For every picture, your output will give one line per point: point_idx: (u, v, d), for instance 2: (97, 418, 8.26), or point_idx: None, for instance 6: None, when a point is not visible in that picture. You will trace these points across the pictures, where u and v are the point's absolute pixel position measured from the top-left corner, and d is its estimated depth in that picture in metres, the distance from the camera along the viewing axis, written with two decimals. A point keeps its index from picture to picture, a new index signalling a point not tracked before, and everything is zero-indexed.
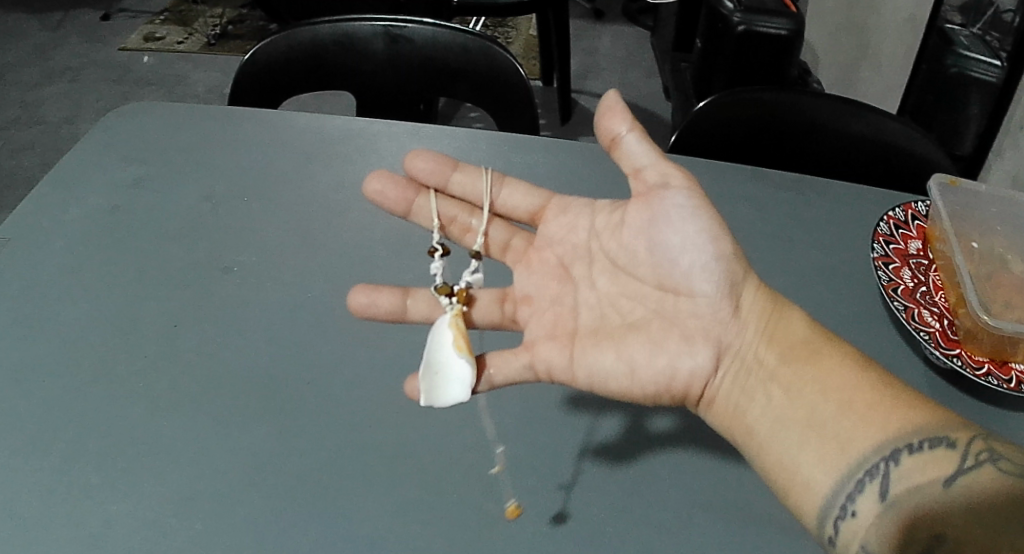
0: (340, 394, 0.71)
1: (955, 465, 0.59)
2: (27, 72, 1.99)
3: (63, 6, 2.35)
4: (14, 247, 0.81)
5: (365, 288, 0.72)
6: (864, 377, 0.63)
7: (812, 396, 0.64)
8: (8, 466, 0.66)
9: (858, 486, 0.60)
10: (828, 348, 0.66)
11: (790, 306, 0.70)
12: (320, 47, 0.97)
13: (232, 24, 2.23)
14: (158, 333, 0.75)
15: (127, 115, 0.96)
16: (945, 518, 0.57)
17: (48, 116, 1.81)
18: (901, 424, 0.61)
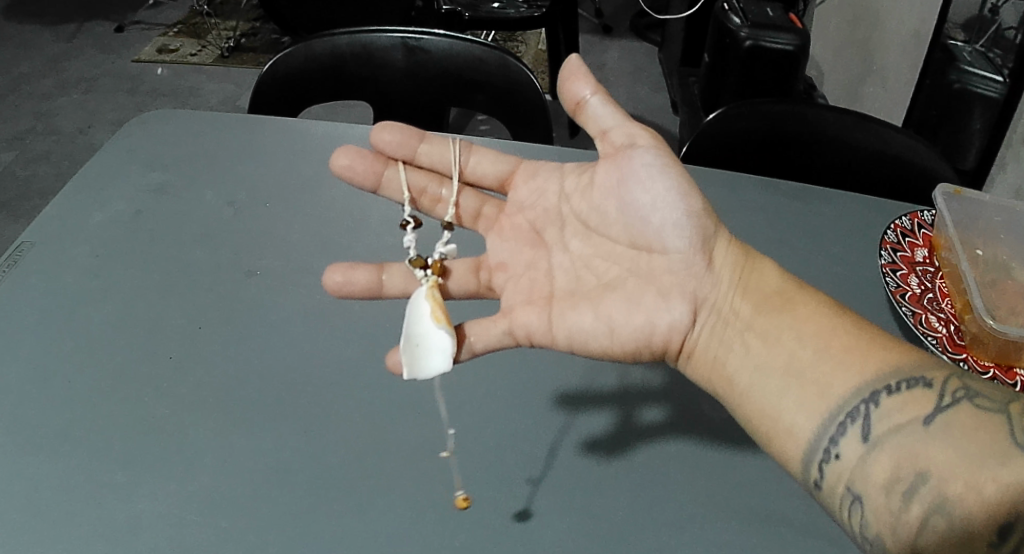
0: (361, 397, 0.73)
1: (933, 403, 0.58)
2: (42, 83, 2.02)
3: (77, 18, 2.38)
4: (42, 250, 0.83)
5: (339, 267, 0.71)
6: (837, 325, 0.64)
7: (788, 343, 0.64)
8: (37, 465, 0.67)
9: (839, 430, 0.60)
10: (802, 297, 0.66)
11: (765, 259, 0.71)
12: (339, 57, 0.99)
13: (245, 37, 2.26)
14: (183, 334, 0.76)
15: (149, 122, 0.97)
16: (926, 454, 0.56)
17: (62, 127, 1.83)
18: (875, 367, 0.61)
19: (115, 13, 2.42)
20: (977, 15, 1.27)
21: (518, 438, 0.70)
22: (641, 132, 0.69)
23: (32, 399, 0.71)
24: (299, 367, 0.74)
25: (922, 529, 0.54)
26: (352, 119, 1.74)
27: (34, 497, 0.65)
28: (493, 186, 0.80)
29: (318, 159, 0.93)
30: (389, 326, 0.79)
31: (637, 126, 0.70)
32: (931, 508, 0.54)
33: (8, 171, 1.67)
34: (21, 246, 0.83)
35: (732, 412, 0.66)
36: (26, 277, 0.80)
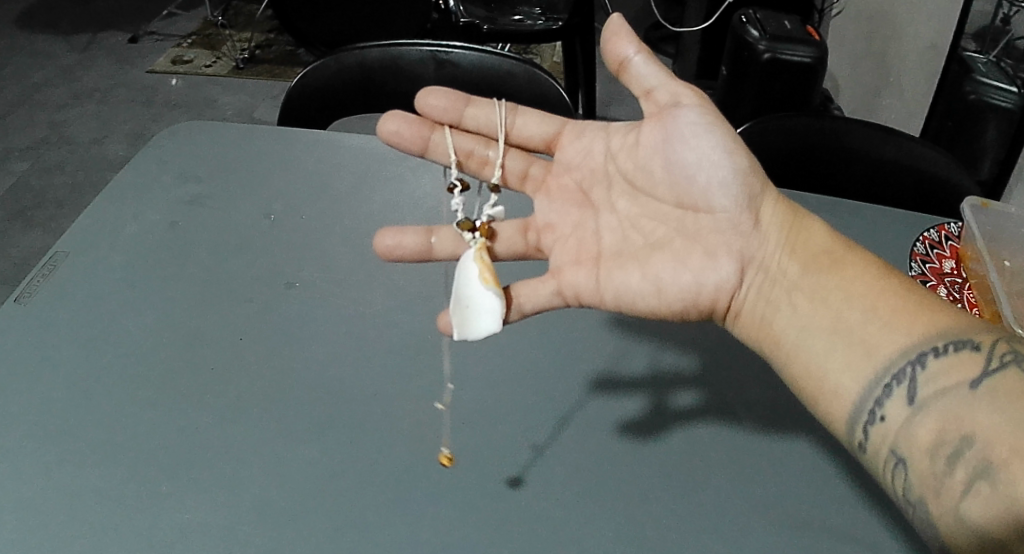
0: (406, 405, 0.72)
1: (980, 367, 0.57)
2: (56, 93, 2.02)
3: (91, 29, 2.38)
4: (78, 260, 0.83)
5: (389, 231, 0.72)
6: (886, 287, 0.64)
7: (835, 302, 0.64)
8: (82, 476, 0.67)
9: (886, 391, 0.60)
10: (850, 259, 0.66)
11: (814, 223, 0.70)
12: (369, 70, 0.99)
13: (260, 49, 2.26)
14: (225, 346, 0.76)
15: (183, 133, 0.97)
16: (971, 418, 0.55)
17: (77, 137, 1.82)
18: (924, 329, 0.61)
19: (130, 24, 2.42)
20: (990, 26, 1.30)
21: (563, 444, 0.69)
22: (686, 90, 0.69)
23: (73, 409, 0.71)
24: (343, 378, 0.74)
25: (965, 493, 0.54)
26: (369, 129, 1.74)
27: (76, 508, 0.65)
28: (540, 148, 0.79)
29: (353, 172, 0.92)
30: (431, 337, 0.78)
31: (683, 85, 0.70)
32: (975, 472, 0.54)
33: (22, 180, 1.67)
34: (55, 255, 0.83)
35: (779, 369, 0.66)
36: (64, 287, 0.80)
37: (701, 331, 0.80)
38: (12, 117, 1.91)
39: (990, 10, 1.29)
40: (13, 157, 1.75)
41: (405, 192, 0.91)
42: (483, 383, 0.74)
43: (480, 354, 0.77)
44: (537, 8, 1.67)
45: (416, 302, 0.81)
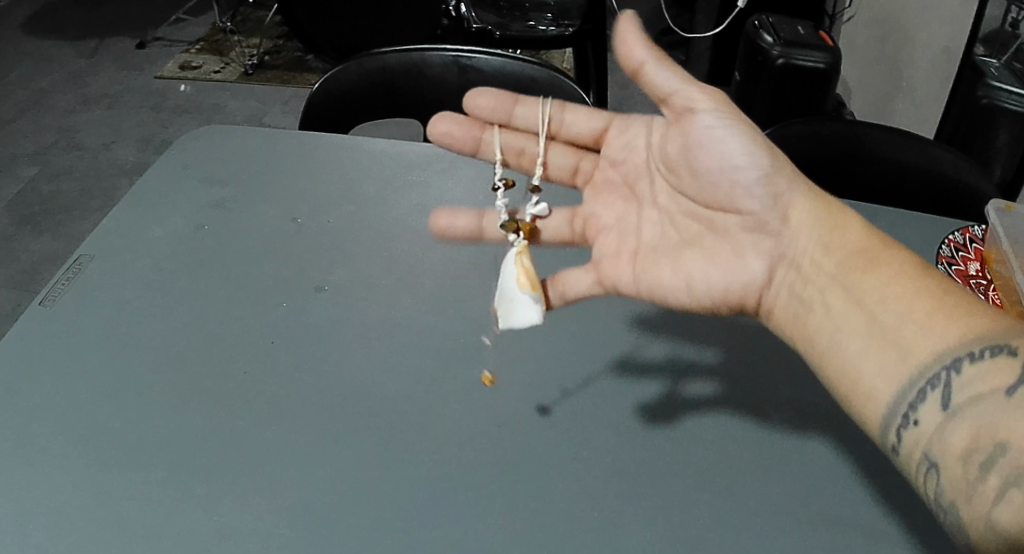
0: (443, 408, 0.71)
1: (1018, 375, 0.54)
2: (63, 98, 2.01)
3: (98, 34, 2.37)
4: (103, 263, 0.82)
5: (443, 212, 0.77)
6: (922, 287, 0.61)
7: (867, 303, 0.62)
8: (114, 480, 0.66)
9: (919, 395, 0.58)
10: (884, 258, 0.64)
11: (846, 219, 0.67)
12: (390, 75, 0.99)
13: (268, 55, 2.26)
14: (256, 351, 0.75)
15: (205, 135, 0.97)
16: (1008, 428, 0.52)
17: (85, 142, 1.81)
18: (960, 332, 0.58)
19: (137, 29, 2.41)
20: (1000, 30, 1.31)
21: (602, 448, 0.68)
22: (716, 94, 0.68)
23: (102, 414, 0.70)
24: (377, 383, 0.73)
25: (998, 503, 0.51)
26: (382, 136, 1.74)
27: (108, 514, 0.64)
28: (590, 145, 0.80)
29: (378, 176, 0.92)
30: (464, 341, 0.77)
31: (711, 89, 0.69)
32: (1010, 481, 0.51)
33: (31, 186, 1.66)
34: (80, 259, 0.82)
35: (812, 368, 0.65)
36: (90, 291, 0.79)
37: (735, 333, 0.79)
38: (18, 122, 1.90)
39: (1000, 15, 1.31)
40: (20, 163, 1.74)
41: (431, 196, 0.90)
42: (518, 387, 0.73)
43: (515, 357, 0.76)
44: (548, 14, 1.67)
45: (447, 305, 0.80)
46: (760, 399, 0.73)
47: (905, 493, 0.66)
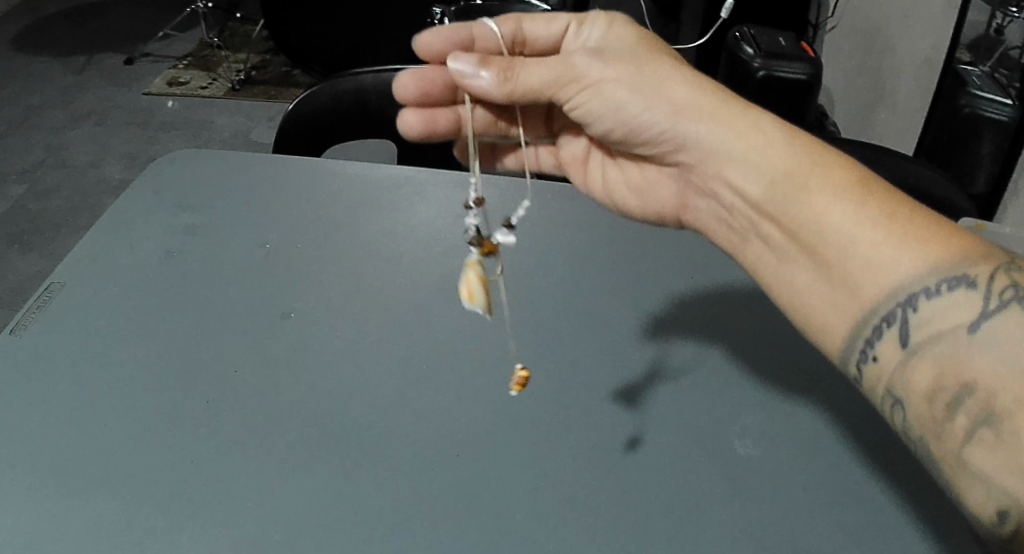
0: (403, 432, 0.71)
1: (978, 310, 0.51)
2: (52, 115, 2.03)
3: (86, 50, 2.40)
4: (73, 292, 0.83)
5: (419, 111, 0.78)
6: (859, 217, 0.57)
7: (806, 238, 0.60)
8: (75, 512, 0.66)
9: (877, 332, 0.57)
10: (816, 184, 0.60)
11: (773, 142, 0.64)
12: (364, 96, 1.00)
13: (256, 70, 2.29)
14: (219, 379, 0.75)
15: (176, 161, 0.98)
16: (971, 365, 0.50)
17: (73, 159, 1.84)
18: (910, 265, 0.55)
19: (123, 45, 2.44)
20: (984, 35, 1.29)
21: (561, 471, 0.68)
22: (595, 64, 0.70)
23: (68, 442, 0.71)
24: (339, 410, 0.73)
25: (967, 446, 0.50)
26: None
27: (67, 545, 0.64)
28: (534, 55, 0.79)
29: (348, 198, 0.92)
30: (427, 365, 0.77)
31: (582, 60, 0.70)
32: (979, 420, 0.49)
33: (19, 204, 1.68)
34: (51, 286, 0.83)
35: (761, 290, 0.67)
36: (60, 319, 0.80)
37: (698, 355, 0.79)
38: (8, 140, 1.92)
39: (985, 21, 1.28)
40: (11, 181, 1.76)
41: (400, 218, 0.91)
42: (479, 412, 0.73)
43: (478, 381, 0.76)
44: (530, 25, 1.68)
45: (411, 330, 0.80)
46: (720, 420, 0.73)
47: (865, 517, 0.65)
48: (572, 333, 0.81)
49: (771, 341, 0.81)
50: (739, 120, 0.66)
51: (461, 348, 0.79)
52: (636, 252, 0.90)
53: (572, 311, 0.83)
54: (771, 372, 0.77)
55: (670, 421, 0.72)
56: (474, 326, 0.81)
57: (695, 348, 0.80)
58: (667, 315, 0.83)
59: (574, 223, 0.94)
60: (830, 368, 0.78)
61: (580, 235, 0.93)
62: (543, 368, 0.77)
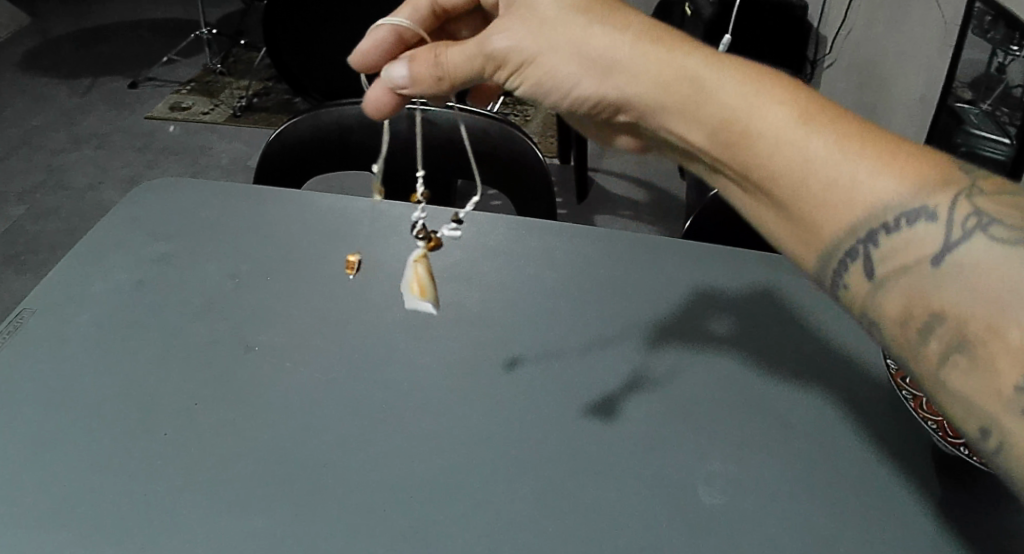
0: (357, 472, 0.72)
1: (940, 241, 0.50)
2: (55, 137, 2.28)
3: (93, 72, 2.67)
4: (43, 317, 0.83)
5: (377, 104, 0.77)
6: (809, 160, 0.54)
7: (756, 181, 0.57)
8: (23, 544, 0.65)
9: (842, 266, 0.56)
10: (757, 128, 0.56)
11: (710, 87, 0.58)
12: (347, 127, 1.08)
13: (257, 97, 2.54)
14: (179, 409, 0.76)
15: (156, 190, 1.01)
16: (938, 296, 0.50)
17: (72, 183, 2.04)
18: (866, 204, 0.53)
19: (132, 70, 2.70)
20: (984, 74, 1.26)
21: (508, 523, 0.68)
22: (515, 41, 0.65)
23: (21, 470, 0.71)
24: (295, 448, 0.73)
25: (942, 369, 0.50)
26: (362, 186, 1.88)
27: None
28: (453, 9, 0.79)
29: (314, 230, 0.96)
30: (388, 407, 0.77)
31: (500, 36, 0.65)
32: (951, 346, 0.49)
33: (18, 225, 1.86)
34: (22, 313, 0.84)
35: None
36: (27, 343, 0.81)
37: (658, 399, 0.79)
38: (19, 164, 2.13)
39: (988, 59, 1.25)
40: (11, 203, 1.95)
41: (374, 258, 0.93)
42: (435, 458, 0.73)
43: (436, 420, 0.76)
44: None
45: (374, 367, 0.81)
46: (676, 474, 0.73)
47: None
48: (536, 380, 0.81)
49: (729, 389, 0.81)
50: (663, 71, 0.60)
51: (422, 386, 0.80)
52: (604, 293, 0.91)
53: (537, 356, 0.83)
54: (726, 420, 0.78)
55: (623, 473, 0.72)
56: (436, 364, 0.82)
57: (656, 398, 0.80)
58: (633, 364, 0.83)
59: (546, 264, 0.95)
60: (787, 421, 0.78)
61: (550, 275, 0.93)
62: (502, 414, 0.77)
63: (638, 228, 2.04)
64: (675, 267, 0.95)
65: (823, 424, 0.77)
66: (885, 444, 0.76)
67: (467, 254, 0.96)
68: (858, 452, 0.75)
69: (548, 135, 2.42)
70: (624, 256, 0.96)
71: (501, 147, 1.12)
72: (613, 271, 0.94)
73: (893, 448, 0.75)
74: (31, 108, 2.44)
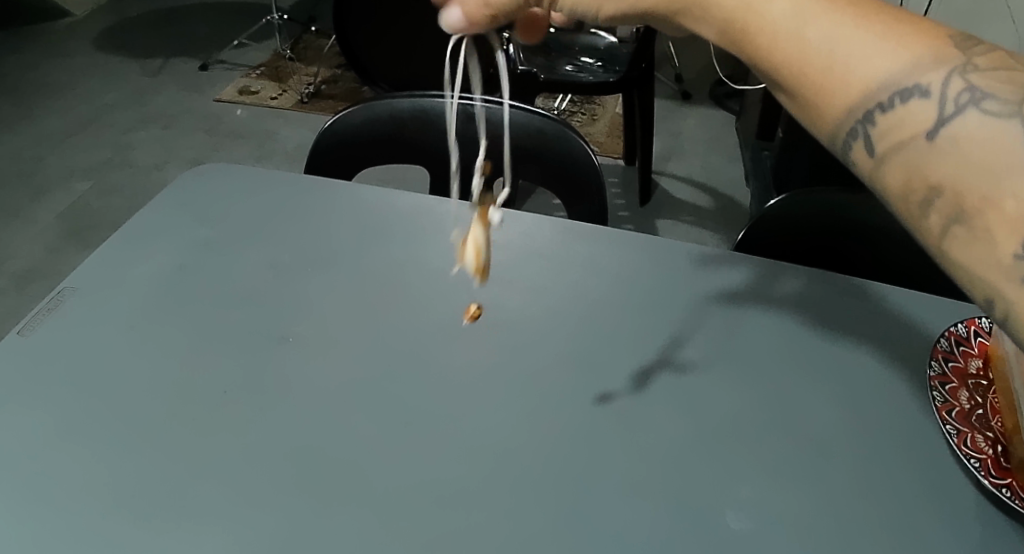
0: (371, 467, 0.69)
1: (936, 117, 0.48)
2: (126, 114, 2.38)
3: (165, 53, 2.77)
4: (82, 298, 0.85)
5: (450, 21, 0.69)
6: (809, 51, 0.52)
7: (764, 77, 0.56)
8: (36, 518, 0.65)
9: (847, 146, 0.53)
10: (758, 24, 0.54)
11: None
12: (397, 119, 1.09)
13: (326, 84, 2.59)
14: (200, 393, 0.75)
15: (204, 175, 1.04)
16: (936, 168, 0.48)
17: (139, 161, 2.15)
18: (864, 87, 0.51)
19: (204, 51, 2.79)
20: None
21: (522, 538, 0.64)
22: None
23: (41, 446, 0.70)
24: (310, 437, 0.72)
25: (942, 240, 0.48)
26: (412, 180, 1.88)
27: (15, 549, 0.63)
28: None
29: (355, 225, 0.95)
30: (410, 408, 0.74)
31: None
32: (950, 217, 0.47)
33: (84, 201, 1.99)
34: (63, 291, 0.86)
35: None
36: (64, 320, 0.82)
37: (694, 417, 0.75)
38: (92, 139, 2.25)
39: None
40: (79, 178, 2.07)
41: (412, 255, 0.91)
42: (453, 463, 0.70)
43: (456, 420, 0.73)
44: (571, 65, 1.90)
45: (399, 361, 0.79)
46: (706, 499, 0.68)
47: None
48: (565, 390, 0.76)
49: (770, 413, 0.75)
50: None
51: (445, 383, 0.77)
52: (645, 299, 0.87)
53: (568, 361, 0.80)
54: (763, 445, 0.72)
55: (646, 493, 0.68)
56: (463, 362, 0.79)
57: (692, 419, 0.74)
58: (668, 382, 0.78)
59: (588, 271, 0.90)
60: (830, 454, 0.72)
61: (592, 282, 0.89)
62: (523, 421, 0.73)
63: (700, 235, 1.96)
64: (726, 282, 0.89)
65: (874, 464, 0.71)
66: (942, 490, 0.69)
67: (507, 254, 0.92)
68: (907, 494, 0.69)
69: (613, 134, 2.36)
70: (671, 264, 0.92)
71: (552, 145, 1.08)
72: (657, 283, 0.89)
73: (951, 495, 0.69)
74: (110, 88, 2.52)
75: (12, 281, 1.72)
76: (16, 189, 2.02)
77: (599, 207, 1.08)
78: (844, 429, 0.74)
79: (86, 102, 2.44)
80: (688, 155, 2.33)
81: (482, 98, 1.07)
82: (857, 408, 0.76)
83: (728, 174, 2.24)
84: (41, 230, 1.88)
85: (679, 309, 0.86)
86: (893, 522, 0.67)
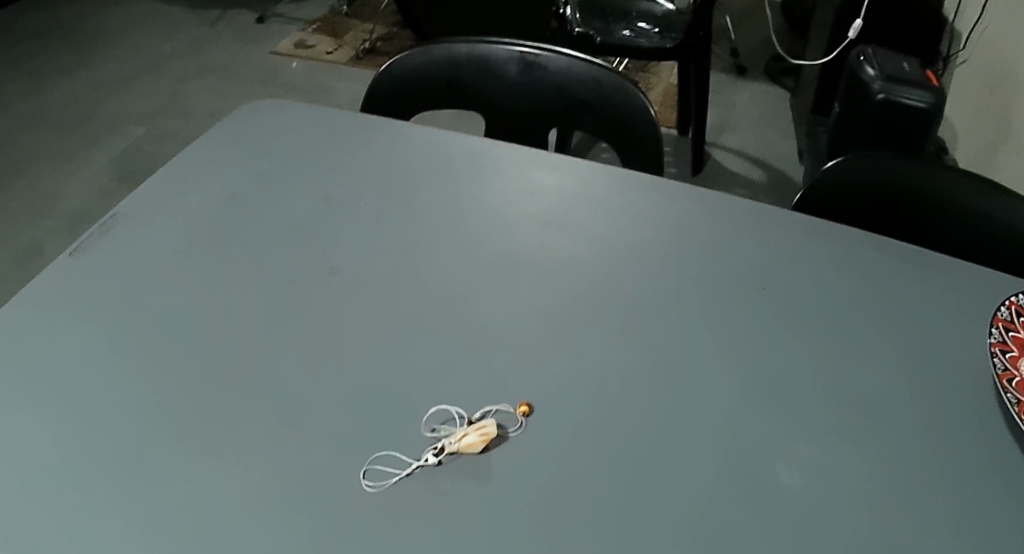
0: (418, 393, 0.70)
1: None
2: (183, 63, 2.41)
3: (223, 5, 2.80)
4: (141, 221, 0.87)
5: None
6: None
7: None
8: (90, 421, 0.67)
9: None
10: None
11: None
12: (454, 63, 1.09)
13: (380, 40, 2.61)
14: (252, 317, 0.77)
15: (263, 109, 1.05)
16: None
17: (193, 110, 2.18)
18: None
19: (262, 5, 2.82)
20: None
21: (571, 474, 0.64)
22: None
23: (101, 359, 0.72)
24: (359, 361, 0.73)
25: None
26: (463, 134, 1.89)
27: (72, 447, 0.65)
28: None
29: (410, 164, 0.96)
30: (460, 345, 0.75)
31: None
32: None
33: (138, 146, 2.03)
34: (123, 215, 0.88)
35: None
36: (123, 241, 0.84)
37: (740, 368, 0.74)
38: (148, 86, 2.29)
39: None
40: (134, 124, 2.12)
41: (464, 196, 0.91)
42: (502, 398, 0.70)
43: (500, 359, 0.74)
44: (628, 31, 1.88)
45: (448, 294, 0.80)
46: (746, 447, 0.67)
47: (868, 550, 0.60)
48: (611, 333, 0.77)
49: (818, 369, 0.75)
50: None
51: (493, 319, 0.77)
52: (696, 250, 0.86)
53: (614, 305, 0.79)
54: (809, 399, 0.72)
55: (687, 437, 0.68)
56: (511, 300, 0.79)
57: (746, 374, 0.74)
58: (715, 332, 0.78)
59: (644, 220, 0.90)
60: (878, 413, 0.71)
61: (647, 232, 0.88)
62: (567, 359, 0.74)
63: None
64: (777, 241, 0.89)
65: (920, 424, 0.70)
66: (994, 460, 0.68)
67: (558, 199, 0.92)
68: (953, 454, 0.68)
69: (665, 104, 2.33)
70: (723, 219, 0.91)
71: (607, 96, 1.07)
72: (711, 238, 0.88)
73: (1008, 468, 0.67)
74: (169, 37, 2.56)
75: (68, 220, 1.77)
76: (74, 132, 2.07)
77: (652, 160, 1.07)
78: (901, 394, 0.73)
79: (145, 51, 2.48)
80: (741, 129, 2.30)
81: (541, 47, 1.08)
82: (907, 370, 0.75)
83: (781, 152, 2.20)
84: (96, 173, 1.92)
85: (729, 262, 0.85)
86: (944, 485, 0.65)
